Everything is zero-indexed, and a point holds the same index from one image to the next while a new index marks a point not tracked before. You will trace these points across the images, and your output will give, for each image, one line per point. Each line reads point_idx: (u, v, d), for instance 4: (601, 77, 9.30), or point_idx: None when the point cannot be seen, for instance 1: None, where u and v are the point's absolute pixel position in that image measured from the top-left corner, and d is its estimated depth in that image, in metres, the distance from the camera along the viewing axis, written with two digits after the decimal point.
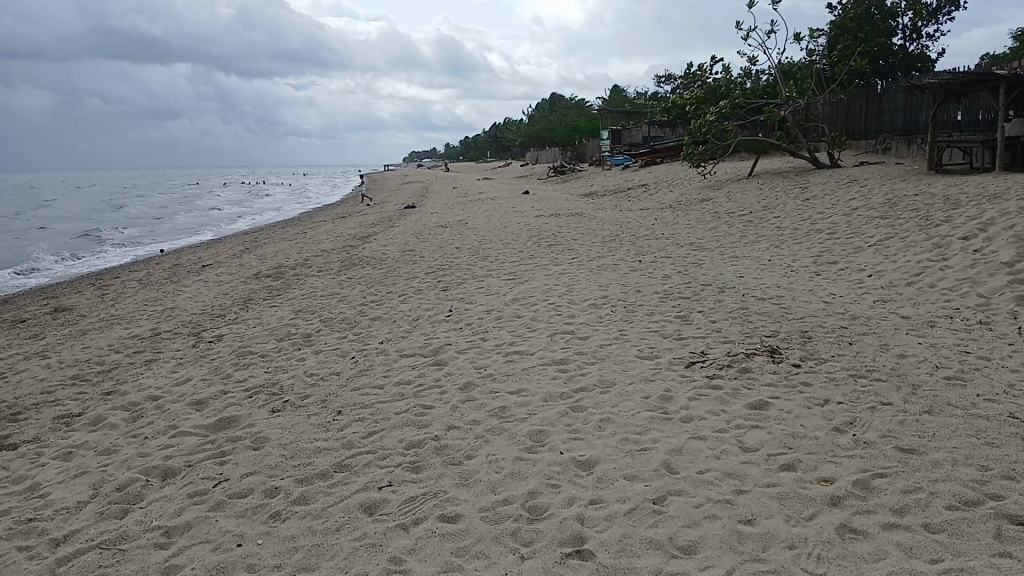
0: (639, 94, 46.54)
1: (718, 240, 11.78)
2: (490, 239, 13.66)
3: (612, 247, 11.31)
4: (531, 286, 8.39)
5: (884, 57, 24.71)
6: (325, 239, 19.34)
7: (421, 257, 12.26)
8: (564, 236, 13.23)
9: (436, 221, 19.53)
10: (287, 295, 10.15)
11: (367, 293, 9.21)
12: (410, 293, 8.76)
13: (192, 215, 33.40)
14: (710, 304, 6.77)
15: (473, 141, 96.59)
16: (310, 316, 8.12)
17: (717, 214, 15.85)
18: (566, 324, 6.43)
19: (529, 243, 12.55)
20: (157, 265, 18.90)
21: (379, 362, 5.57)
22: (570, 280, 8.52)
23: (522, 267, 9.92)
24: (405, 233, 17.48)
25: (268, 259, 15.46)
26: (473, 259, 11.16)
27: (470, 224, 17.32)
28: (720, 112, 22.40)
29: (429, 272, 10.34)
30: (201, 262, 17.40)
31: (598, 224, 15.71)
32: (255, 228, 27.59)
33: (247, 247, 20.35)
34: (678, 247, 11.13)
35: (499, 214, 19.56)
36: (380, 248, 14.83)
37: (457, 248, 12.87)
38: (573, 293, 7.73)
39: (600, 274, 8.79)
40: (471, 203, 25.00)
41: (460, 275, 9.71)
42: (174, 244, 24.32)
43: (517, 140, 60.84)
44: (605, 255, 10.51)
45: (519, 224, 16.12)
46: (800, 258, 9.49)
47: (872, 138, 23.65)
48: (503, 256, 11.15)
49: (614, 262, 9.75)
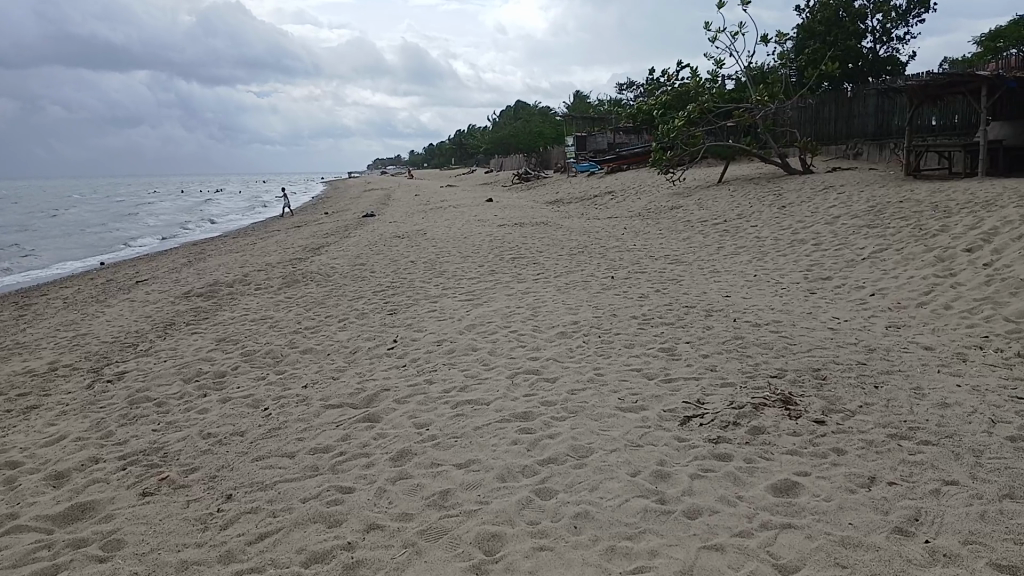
0: (604, 100, 45.85)
1: (696, 252, 10.83)
2: (449, 251, 12.57)
3: (582, 261, 10.29)
4: (490, 308, 7.33)
5: (854, 60, 24.09)
6: (274, 251, 18.07)
7: (370, 272, 11.12)
8: (528, 248, 12.19)
9: (393, 232, 18.38)
10: (214, 319, 8.94)
11: (303, 316, 8.06)
12: (351, 318, 7.64)
13: (140, 225, 31.86)
14: (699, 334, 5.75)
15: (436, 149, 95.57)
16: (232, 347, 6.96)
17: (690, 223, 14.93)
18: (530, 359, 5.37)
19: (490, 256, 11.50)
20: (89, 280, 17.47)
21: (295, 416, 4.45)
22: (534, 302, 7.46)
23: (482, 284, 8.85)
24: (359, 245, 16.30)
25: (206, 275, 14.19)
26: (427, 275, 10.07)
27: (429, 235, 16.20)
28: (689, 116, 21.56)
29: (378, 290, 9.22)
30: (137, 277, 16.05)
31: (565, 234, 14.72)
32: (203, 239, 26.16)
33: (191, 259, 19.01)
34: (653, 261, 10.14)
35: (460, 223, 18.47)
36: (329, 261, 13.65)
37: (413, 261, 11.77)
38: (537, 318, 6.68)
39: (568, 294, 7.75)
40: (432, 211, 23.87)
41: (411, 294, 8.62)
42: (115, 257, 22.82)
43: (480, 145, 59.74)
44: (573, 270, 9.50)
45: (481, 235, 15.05)
46: (790, 274, 8.55)
47: (843, 142, 23.00)
48: (460, 272, 10.07)
49: (583, 279, 8.72)
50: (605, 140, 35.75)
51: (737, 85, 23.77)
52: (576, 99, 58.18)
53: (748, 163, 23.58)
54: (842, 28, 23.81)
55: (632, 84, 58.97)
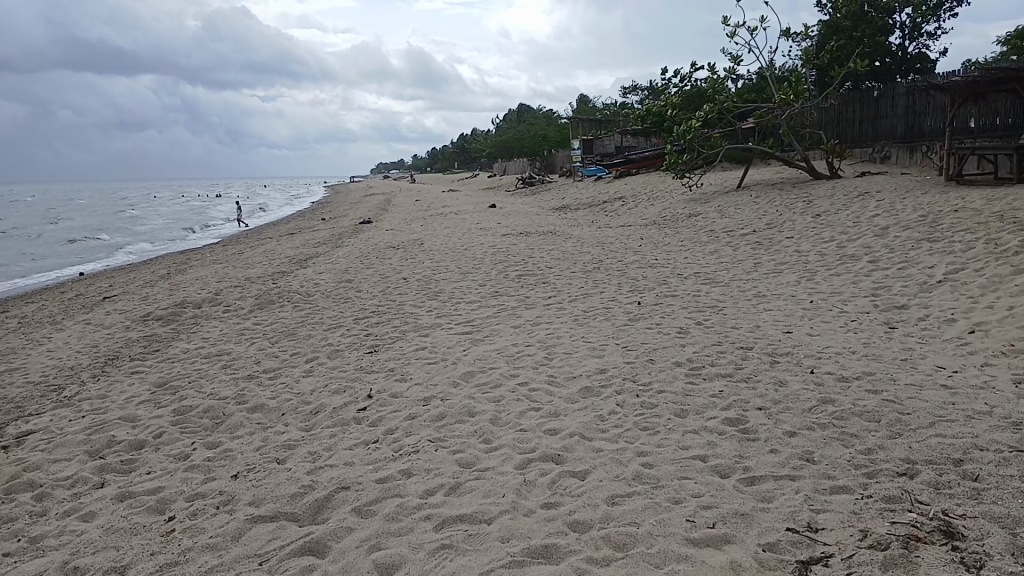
0: (610, 104, 44.43)
1: (731, 269, 9.40)
2: (447, 266, 11.16)
3: (601, 281, 8.87)
4: (494, 347, 5.88)
5: (881, 57, 22.61)
6: (259, 262, 16.73)
7: (356, 292, 9.70)
8: (537, 263, 10.77)
9: (390, 241, 16.99)
10: (165, 352, 7.51)
11: (266, 353, 6.64)
12: (321, 356, 6.19)
13: (130, 231, 30.68)
14: (772, 395, 4.31)
15: (439, 153, 94.23)
16: (167, 399, 5.52)
17: (714, 233, 13.49)
18: (549, 433, 3.92)
19: (493, 273, 10.09)
20: (58, 294, 16.09)
21: (204, 542, 3.03)
22: (547, 337, 6.03)
23: (484, 311, 7.41)
24: (350, 256, 14.88)
25: (179, 291, 12.79)
26: (419, 298, 8.62)
27: (427, 245, 14.80)
28: (705, 116, 20.13)
29: (360, 318, 7.78)
30: (107, 292, 14.65)
31: (576, 245, 13.29)
32: (192, 246, 24.87)
33: (172, 271, 17.65)
34: (683, 280, 8.70)
35: (462, 231, 17.07)
36: (314, 277, 12.24)
37: (406, 279, 10.35)
38: (553, 364, 5.23)
39: (589, 327, 6.32)
40: (431, 218, 22.49)
41: (399, 324, 7.19)
42: (94, 266, 21.45)
43: (484, 149, 58.35)
44: (591, 293, 8.06)
45: (484, 246, 13.64)
46: (854, 301, 7.10)
47: (869, 144, 21.56)
48: (457, 294, 8.63)
49: (605, 306, 7.28)
50: (612, 143, 34.32)
51: (756, 85, 22.32)
52: (582, 103, 56.80)
53: (769, 167, 22.13)
54: (868, 24, 22.36)
55: (639, 86, 57.50)
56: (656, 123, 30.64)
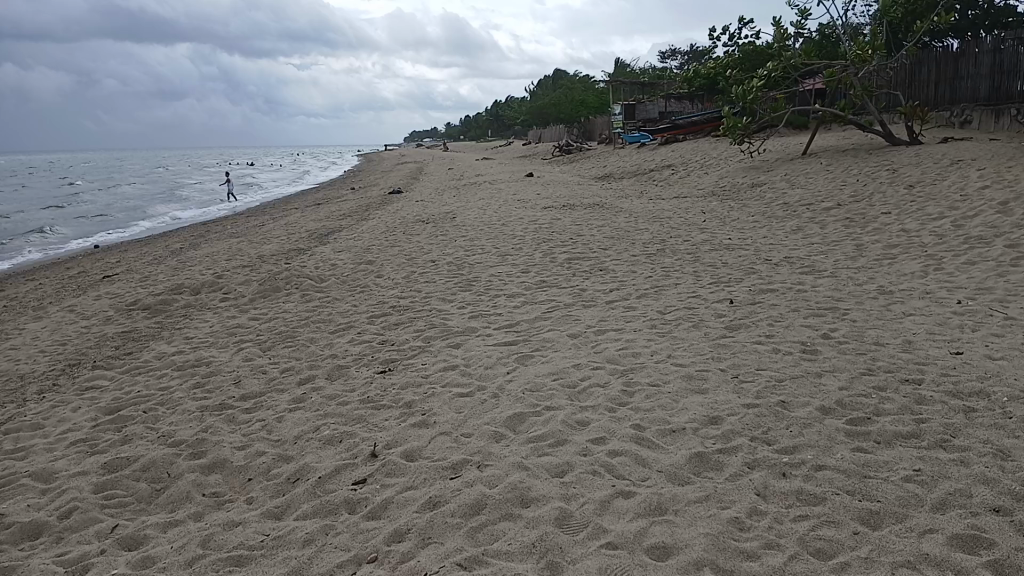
0: (653, 69, 42.25)
1: (829, 255, 7.71)
2: (482, 246, 9.59)
3: (672, 267, 7.25)
4: (550, 369, 4.31)
5: (965, 9, 20.35)
6: (278, 236, 15.33)
7: (376, 278, 8.21)
8: (587, 243, 9.16)
9: (420, 214, 15.50)
10: (138, 357, 6.07)
11: (251, 364, 5.15)
12: (319, 374, 4.69)
13: (154, 199, 29.69)
14: (1004, 484, 2.70)
15: (472, 120, 92.32)
16: (105, 442, 4.05)
17: (789, 207, 11.76)
18: (657, 557, 2.36)
19: (538, 256, 8.49)
20: (61, 271, 14.85)
21: None
22: (621, 355, 4.46)
23: (530, 311, 5.84)
24: (375, 232, 13.39)
25: (182, 272, 11.43)
26: (451, 289, 7.08)
27: (460, 220, 13.24)
28: (767, 75, 18.18)
29: (374, 316, 6.25)
30: (110, 270, 13.36)
31: (630, 220, 11.66)
32: (214, 217, 23.70)
33: (186, 245, 16.36)
34: (775, 269, 7.06)
35: (498, 204, 15.49)
36: (332, 257, 10.76)
37: (434, 263, 8.81)
38: (639, 401, 3.66)
39: (675, 340, 4.70)
40: (465, 189, 20.95)
41: (421, 326, 5.64)
42: (109, 239, 20.26)
43: (519, 116, 56.47)
44: (664, 284, 6.45)
45: (523, 222, 12.05)
46: (1017, 304, 5.41)
47: (948, 106, 19.46)
48: (495, 286, 7.07)
49: (686, 305, 5.65)
50: (656, 109, 32.25)
51: (823, 41, 20.23)
52: (621, 67, 54.49)
53: (835, 131, 20.13)
54: None
55: (682, 51, 54.97)
56: (705, 86, 28.60)
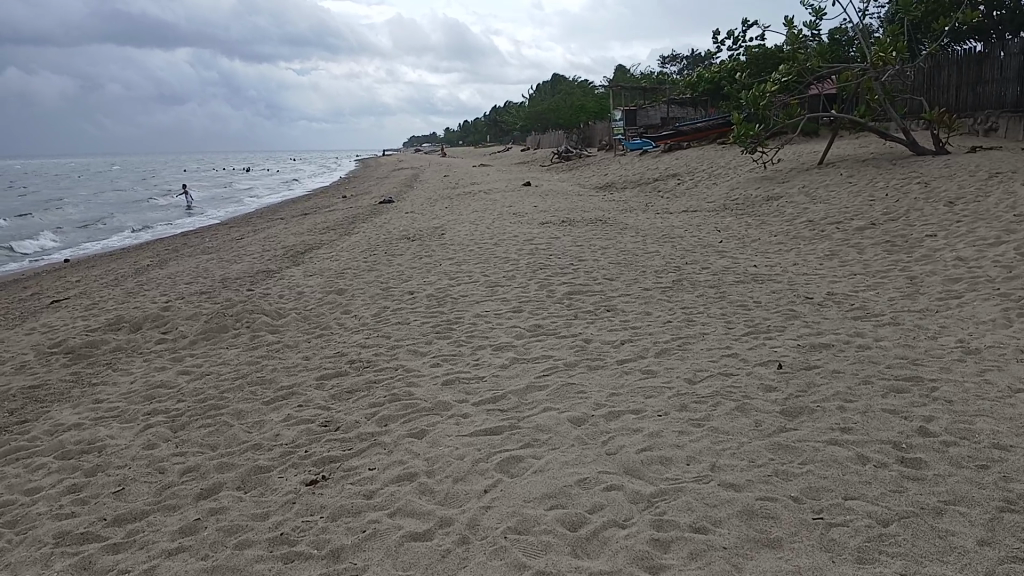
0: (656, 75, 41.06)
1: (879, 292, 6.46)
2: (470, 273, 8.35)
3: (693, 307, 6.01)
4: (545, 481, 3.08)
5: (990, 9, 19.11)
6: (253, 252, 14.08)
7: (342, 316, 6.96)
8: (590, 270, 7.93)
9: (407, 228, 14.29)
10: (25, 431, 4.80)
11: (150, 457, 3.92)
12: (229, 483, 3.45)
13: (137, 206, 28.58)
14: None
15: (470, 125, 91.19)
16: None
17: (815, 225, 10.53)
18: None
19: (533, 288, 7.25)
20: (15, 290, 13.58)
21: None
22: (644, 463, 3.19)
23: (520, 374, 4.57)
24: (354, 250, 12.17)
25: (135, 297, 10.20)
26: (427, 335, 5.83)
27: (449, 237, 12.01)
28: (780, 79, 16.94)
29: (327, 376, 4.98)
30: (64, 292, 12.11)
31: (637, 239, 10.42)
32: (194, 227, 22.55)
33: (155, 261, 15.10)
34: (819, 312, 5.81)
35: (492, 217, 14.29)
36: (300, 282, 9.52)
37: (413, 294, 7.56)
38: (679, 566, 2.41)
39: (714, 435, 3.46)
40: (459, 199, 19.72)
41: (381, 395, 4.40)
42: (80, 251, 18.98)
43: (517, 121, 55.36)
44: (688, 333, 5.21)
45: (518, 241, 10.83)
46: None
47: (972, 113, 18.23)
48: (481, 330, 5.82)
49: (721, 371, 4.40)
50: (659, 114, 31.07)
51: (839, 43, 19.02)
52: (621, 73, 53.38)
53: (852, 139, 18.92)
54: None
55: (683, 56, 53.84)
56: (710, 91, 27.39)
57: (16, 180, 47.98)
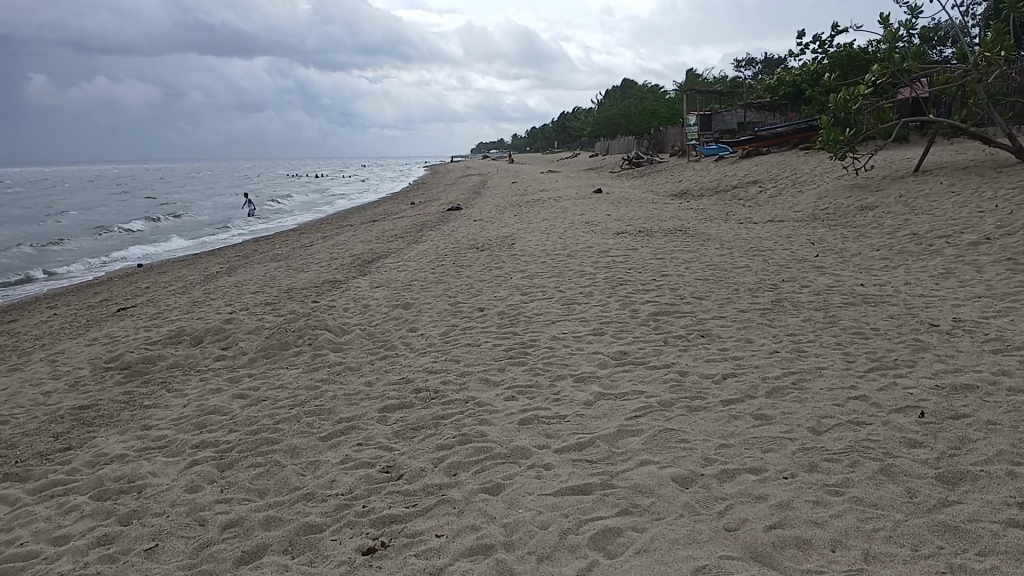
0: (731, 79, 39.86)
1: (1015, 320, 5.65)
2: (544, 289, 7.79)
3: (801, 335, 5.31)
4: (653, 567, 2.49)
5: None
6: (319, 261, 13.80)
7: (408, 334, 6.47)
8: (676, 288, 7.27)
9: (475, 237, 13.81)
10: (65, 462, 4.42)
11: (191, 504, 3.46)
12: (276, 544, 2.97)
13: (211, 211, 28.96)
14: None
15: (538, 132, 90.81)
16: None
17: (920, 240, 9.63)
18: None
19: (614, 307, 6.63)
20: (85, 297, 13.57)
21: None
22: (779, 548, 2.57)
23: (610, 414, 3.97)
24: (422, 259, 11.73)
25: (199, 307, 9.95)
26: (500, 360, 5.28)
27: (520, 248, 11.47)
28: (873, 81, 15.89)
29: (391, 407, 4.48)
30: (132, 299, 12.00)
31: (722, 252, 9.70)
32: (264, 233, 22.60)
33: (223, 269, 14.97)
34: (952, 345, 5.05)
35: (565, 226, 13.69)
36: (365, 294, 9.10)
37: (483, 311, 7.03)
38: None
39: (858, 510, 2.81)
40: (529, 207, 19.17)
41: (449, 434, 3.86)
42: (152, 256, 19.09)
43: (586, 127, 54.67)
44: (801, 368, 4.53)
45: (594, 252, 10.20)
46: None
47: None
48: (560, 356, 5.24)
49: (849, 420, 3.73)
50: (734, 119, 30.02)
51: (937, 43, 17.82)
52: (694, 77, 52.16)
53: (950, 144, 17.69)
54: None
55: (758, 60, 52.34)
56: (791, 94, 26.26)
57: (100, 186, 49.57)
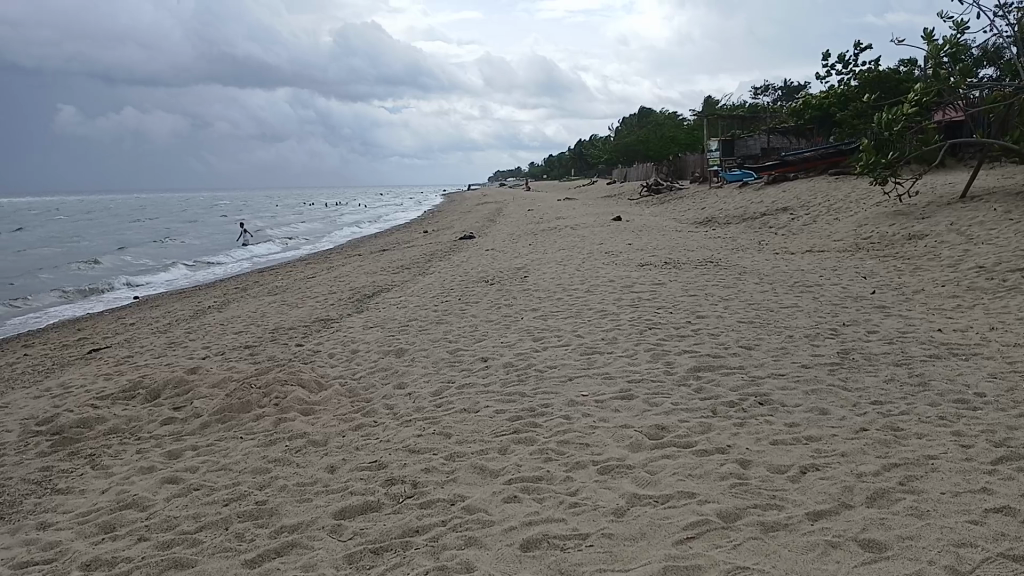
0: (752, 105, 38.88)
1: None
2: (558, 334, 6.65)
3: (890, 405, 4.12)
4: None
5: None
6: (315, 295, 12.74)
7: (394, 393, 5.34)
8: (716, 334, 6.10)
9: (486, 269, 12.72)
10: None
11: None
12: None
13: (219, 239, 28.21)
14: None
15: (554, 160, 90.21)
16: None
17: (988, 274, 8.44)
18: None
19: (643, 359, 5.47)
20: (63, 334, 12.53)
21: None
22: None
23: (649, 535, 2.81)
24: (425, 294, 10.65)
25: (173, 350, 8.86)
26: (503, 435, 4.13)
27: (533, 282, 10.35)
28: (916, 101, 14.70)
29: (352, 510, 3.33)
30: (108, 339, 10.94)
31: (761, 288, 8.54)
32: (269, 263, 21.65)
33: (215, 303, 13.94)
34: None
35: (583, 257, 12.58)
36: (355, 337, 7.99)
37: (486, 363, 5.89)
38: None
39: None
40: (545, 236, 18.05)
41: (421, 564, 2.72)
42: (147, 287, 18.09)
43: (603, 155, 53.76)
44: (906, 460, 3.35)
45: (616, 287, 9.08)
46: None
47: None
48: (579, 431, 4.08)
49: (1001, 554, 2.56)
50: (757, 145, 29.17)
51: (980, 61, 16.67)
52: (712, 104, 51.24)
53: (996, 168, 16.47)
54: None
55: (777, 86, 51.43)
56: (817, 118, 25.15)
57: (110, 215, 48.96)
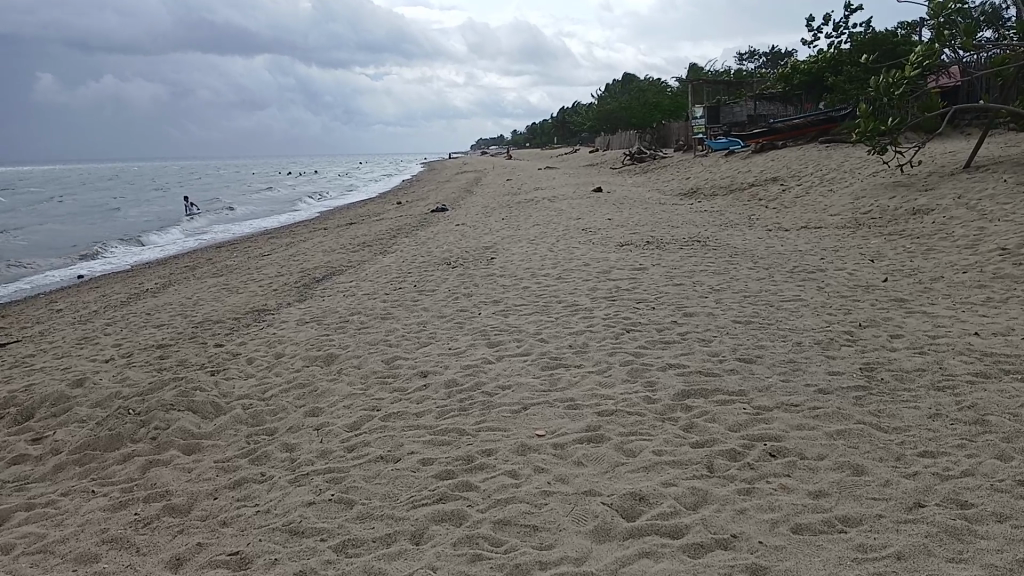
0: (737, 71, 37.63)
1: None
2: (518, 339, 5.51)
3: (951, 463, 3.03)
4: None
5: None
6: (262, 277, 11.54)
7: (302, 424, 4.18)
8: (708, 342, 4.99)
9: (451, 249, 11.53)
10: None
11: None
12: None
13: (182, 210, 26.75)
14: None
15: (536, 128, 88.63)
16: None
17: (1013, 257, 7.39)
18: None
19: (620, 380, 4.34)
20: None
21: None
22: None
23: None
24: (379, 279, 9.47)
25: (81, 348, 7.66)
26: (421, 504, 3.01)
27: (498, 265, 9.19)
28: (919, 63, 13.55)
29: None
30: (22, 329, 9.70)
31: (756, 274, 7.43)
32: (229, 236, 20.32)
33: (157, 284, 12.70)
34: None
35: (557, 235, 11.44)
36: (285, 335, 6.82)
37: (425, 380, 4.74)
38: None
39: None
40: (522, 208, 16.84)
41: None
42: (92, 263, 16.75)
43: (586, 122, 52.40)
44: (993, 571, 2.28)
45: (591, 274, 7.95)
46: None
47: None
48: (526, 500, 2.96)
49: None
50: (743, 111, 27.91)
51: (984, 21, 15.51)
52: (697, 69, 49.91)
53: (1000, 136, 15.42)
54: None
55: (762, 51, 50.12)
56: (806, 82, 23.94)
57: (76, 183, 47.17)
